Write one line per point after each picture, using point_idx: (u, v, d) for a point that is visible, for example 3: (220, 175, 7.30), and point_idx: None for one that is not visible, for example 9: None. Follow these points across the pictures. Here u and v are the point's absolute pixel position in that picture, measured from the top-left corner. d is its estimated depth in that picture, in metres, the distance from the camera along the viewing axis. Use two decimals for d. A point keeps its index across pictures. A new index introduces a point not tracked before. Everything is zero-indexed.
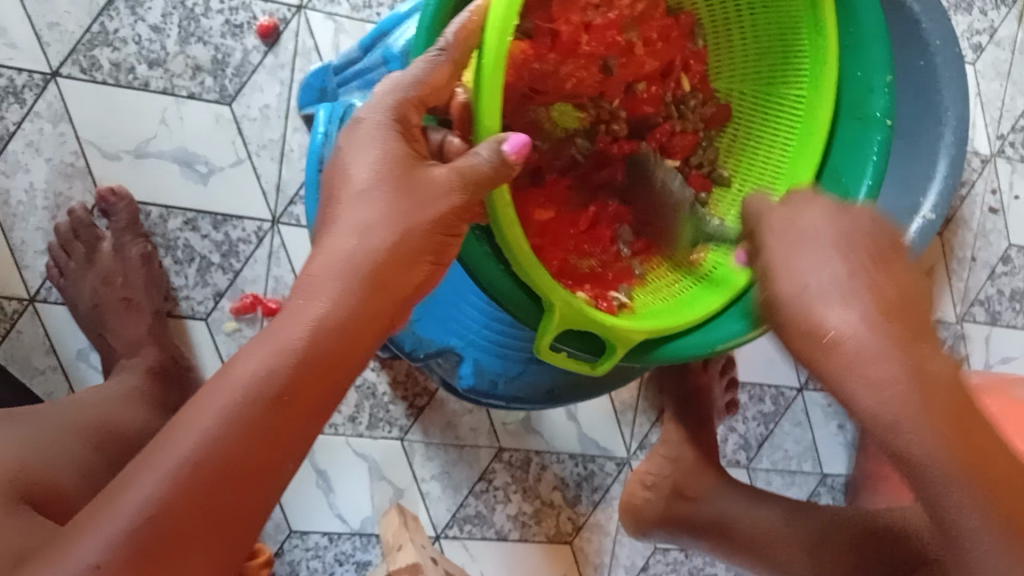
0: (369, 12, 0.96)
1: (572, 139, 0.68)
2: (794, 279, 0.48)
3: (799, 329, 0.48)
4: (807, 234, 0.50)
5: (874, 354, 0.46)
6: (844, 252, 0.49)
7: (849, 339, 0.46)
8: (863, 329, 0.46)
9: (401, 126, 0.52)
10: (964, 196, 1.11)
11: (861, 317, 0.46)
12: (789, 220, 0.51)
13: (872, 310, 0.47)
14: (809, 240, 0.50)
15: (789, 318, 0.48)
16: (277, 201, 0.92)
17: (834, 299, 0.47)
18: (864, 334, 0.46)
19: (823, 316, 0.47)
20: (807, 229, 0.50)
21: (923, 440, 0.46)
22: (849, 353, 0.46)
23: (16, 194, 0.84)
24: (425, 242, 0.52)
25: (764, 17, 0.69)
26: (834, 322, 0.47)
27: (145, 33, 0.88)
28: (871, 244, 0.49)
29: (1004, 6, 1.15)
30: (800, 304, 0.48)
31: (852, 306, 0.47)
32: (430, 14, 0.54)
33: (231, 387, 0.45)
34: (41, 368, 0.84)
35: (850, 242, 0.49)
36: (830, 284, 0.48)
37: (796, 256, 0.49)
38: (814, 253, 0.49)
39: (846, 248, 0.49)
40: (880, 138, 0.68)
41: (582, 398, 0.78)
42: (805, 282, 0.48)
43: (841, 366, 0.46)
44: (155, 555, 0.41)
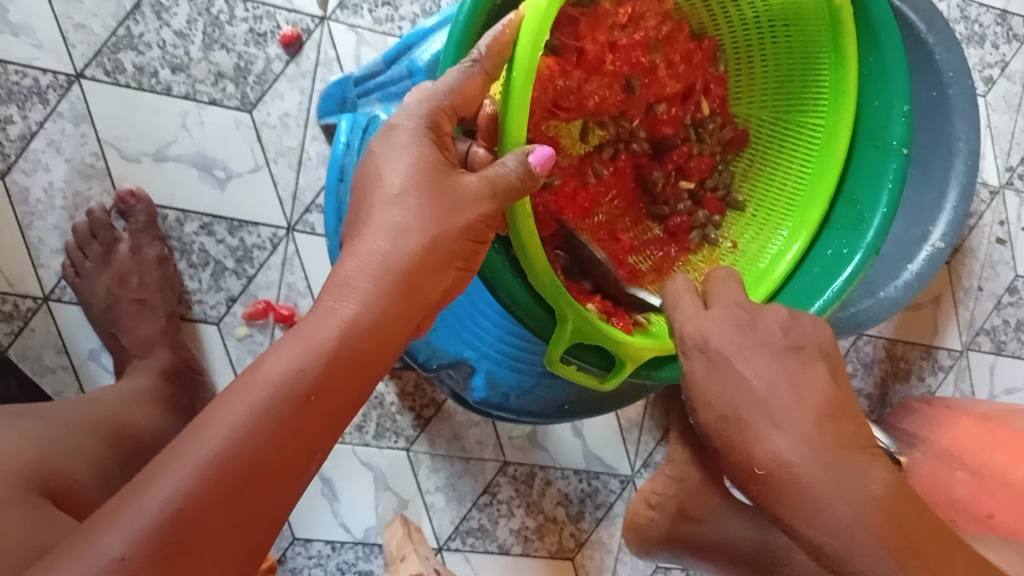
0: (391, 25, 0.97)
1: (596, 152, 0.69)
2: (724, 398, 0.50)
3: (738, 451, 0.50)
4: (725, 353, 0.51)
5: (812, 472, 0.48)
6: (775, 360, 0.50)
7: (786, 467, 0.48)
8: (793, 450, 0.48)
9: (434, 133, 0.53)
10: (973, 227, 1.12)
11: (797, 439, 0.48)
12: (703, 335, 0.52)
13: (804, 429, 0.48)
14: (723, 360, 0.51)
15: (727, 435, 0.50)
16: (293, 208, 0.92)
17: (763, 422, 0.49)
18: (796, 456, 0.48)
19: (761, 441, 0.49)
20: (723, 347, 0.51)
21: (865, 554, 0.47)
22: (786, 477, 0.48)
23: (35, 192, 0.85)
24: (457, 247, 0.52)
25: (784, 46, 0.70)
26: (772, 449, 0.48)
27: (169, 37, 0.89)
28: None
29: (1017, 41, 1.16)
30: (737, 433, 0.50)
31: (784, 431, 0.48)
32: (462, 29, 0.55)
33: (260, 385, 0.46)
34: (52, 366, 0.85)
35: (778, 351, 0.51)
36: (758, 404, 0.49)
37: (718, 379, 0.51)
38: (745, 367, 0.50)
39: (775, 357, 0.51)
40: (896, 166, 0.69)
41: (593, 414, 0.79)
42: (737, 401, 0.50)
43: (781, 486, 0.48)
44: (180, 551, 0.41)
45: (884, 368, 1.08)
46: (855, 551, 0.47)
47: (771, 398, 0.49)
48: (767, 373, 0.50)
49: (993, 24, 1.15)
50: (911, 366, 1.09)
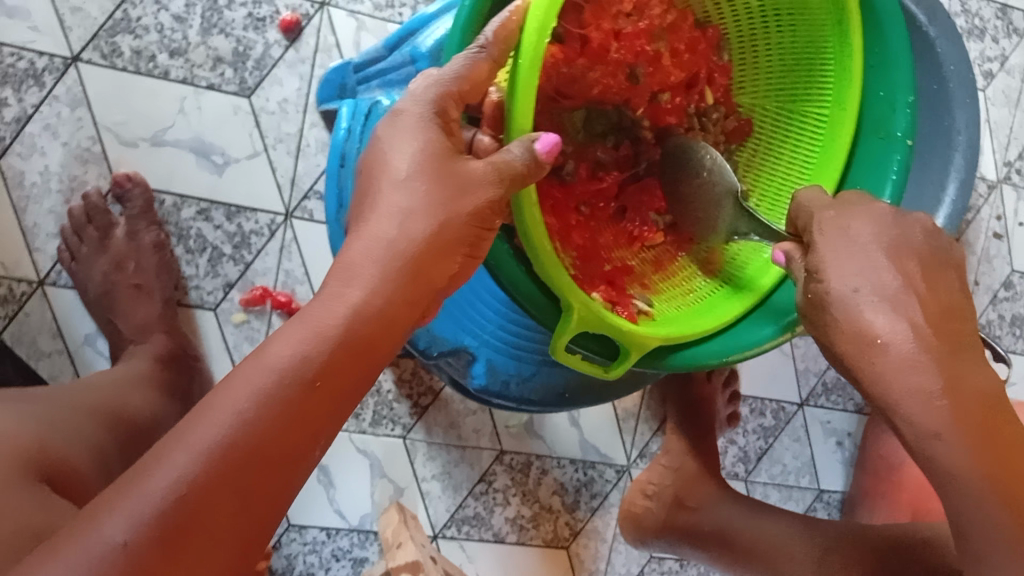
0: (391, 11, 0.97)
1: (602, 139, 0.70)
2: (843, 281, 0.51)
3: (846, 332, 0.51)
4: (862, 239, 0.52)
5: (914, 357, 0.49)
6: (893, 259, 0.52)
7: (892, 346, 0.50)
8: (901, 333, 0.50)
9: (440, 119, 0.52)
10: (969, 221, 1.12)
11: (906, 324, 0.50)
12: (842, 227, 0.53)
13: (913, 319, 0.50)
14: (864, 258, 0.52)
15: (838, 316, 0.51)
16: (291, 194, 0.92)
17: (874, 308, 0.50)
18: (901, 335, 0.50)
19: (869, 320, 0.50)
20: (861, 243, 0.52)
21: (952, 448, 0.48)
22: (890, 358, 0.50)
23: (31, 175, 0.84)
24: (464, 233, 0.52)
25: (790, 35, 0.69)
26: (877, 331, 0.50)
27: (168, 21, 0.88)
28: (912, 255, 0.52)
29: (1017, 35, 1.16)
30: (850, 315, 0.51)
31: (895, 316, 0.50)
32: (465, 16, 0.54)
33: (264, 369, 0.45)
34: (47, 351, 0.84)
35: (896, 249, 0.52)
36: (875, 290, 0.51)
37: (845, 260, 0.52)
38: (866, 256, 0.52)
39: (893, 255, 0.52)
40: (900, 157, 0.69)
41: (591, 402, 0.78)
42: (853, 288, 0.51)
43: (887, 364, 0.50)
44: (184, 533, 0.41)
45: None
46: (944, 440, 0.48)
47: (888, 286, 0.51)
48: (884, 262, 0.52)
49: (993, 18, 1.15)
50: None
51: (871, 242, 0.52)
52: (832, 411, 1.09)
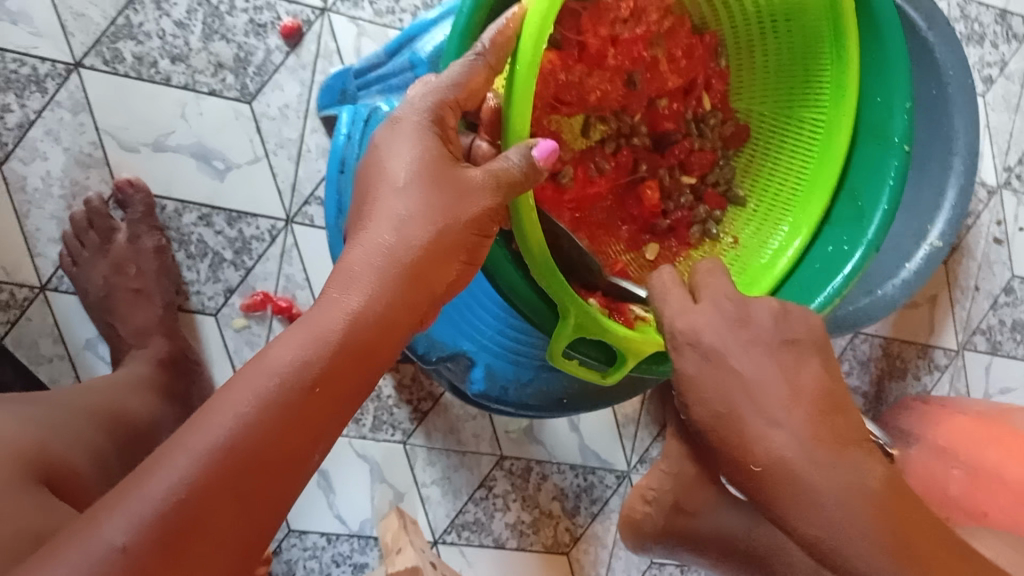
0: (392, 18, 0.97)
1: (601, 146, 0.69)
2: (718, 397, 0.53)
3: (730, 449, 0.52)
4: (733, 349, 0.53)
5: (803, 466, 0.50)
6: (771, 361, 0.53)
7: (780, 460, 0.50)
8: (789, 445, 0.51)
9: (438, 127, 0.53)
10: (970, 226, 1.12)
11: (788, 434, 0.51)
12: (701, 331, 0.54)
13: (796, 429, 0.51)
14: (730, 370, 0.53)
15: (724, 433, 0.52)
16: (292, 200, 0.92)
17: (757, 419, 0.52)
18: (793, 450, 0.50)
19: (753, 437, 0.51)
20: (713, 348, 0.53)
21: (857, 548, 0.49)
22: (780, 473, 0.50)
23: (33, 181, 0.85)
24: (463, 238, 0.52)
25: (786, 41, 0.70)
26: (763, 448, 0.51)
27: (169, 27, 0.89)
28: (792, 355, 0.54)
29: (1017, 41, 1.16)
30: (732, 432, 0.52)
31: (776, 428, 0.51)
32: (464, 22, 0.55)
33: (266, 372, 0.46)
34: (48, 356, 0.84)
35: (774, 352, 0.53)
36: (758, 404, 0.52)
37: (717, 375, 0.53)
38: (744, 363, 0.53)
39: (769, 354, 0.53)
40: (897, 162, 0.68)
41: (589, 408, 0.79)
42: (727, 404, 0.52)
43: (779, 479, 0.50)
44: (183, 536, 0.41)
45: (880, 365, 1.08)
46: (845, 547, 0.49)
47: (767, 396, 0.52)
48: (763, 366, 0.53)
49: (992, 24, 1.15)
50: (908, 364, 1.10)
51: (730, 350, 0.53)
52: None
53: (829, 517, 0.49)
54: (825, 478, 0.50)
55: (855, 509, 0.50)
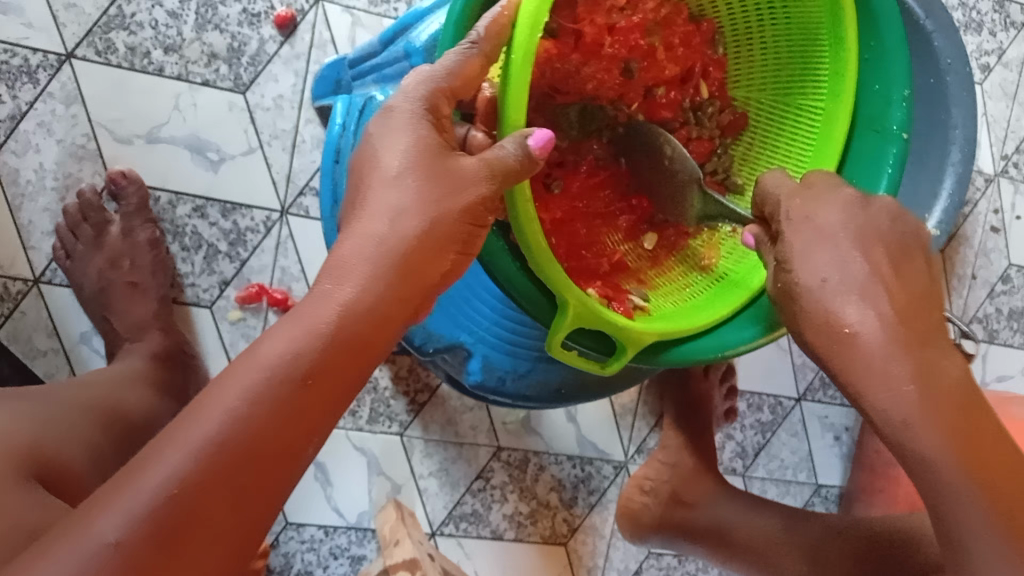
0: (386, 7, 0.96)
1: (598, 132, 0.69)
2: (811, 274, 0.52)
3: (814, 320, 0.51)
4: (830, 231, 0.52)
5: (887, 352, 0.50)
6: (860, 250, 0.52)
7: (865, 336, 0.50)
8: (873, 322, 0.50)
9: (432, 115, 0.52)
10: (967, 215, 1.12)
11: (875, 314, 0.50)
12: (806, 216, 0.53)
13: (884, 311, 0.51)
14: (835, 250, 0.52)
15: (808, 309, 0.52)
16: (286, 192, 0.92)
17: (843, 296, 0.51)
18: (874, 327, 0.50)
19: (838, 311, 0.51)
20: (823, 229, 0.52)
21: (927, 442, 0.49)
22: (862, 349, 0.50)
23: (25, 173, 0.84)
24: (456, 230, 0.52)
25: (785, 29, 0.69)
26: (847, 321, 0.50)
27: (162, 17, 0.88)
28: (880, 244, 0.53)
29: (1014, 28, 1.16)
30: (818, 302, 0.51)
31: (866, 305, 0.51)
32: (459, 10, 0.54)
33: (258, 367, 0.45)
34: (42, 349, 0.84)
35: (864, 240, 0.52)
36: (843, 282, 0.51)
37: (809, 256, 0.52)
38: (831, 249, 0.52)
39: (864, 245, 0.52)
40: (896, 151, 0.69)
41: (589, 399, 0.78)
42: (822, 279, 0.51)
43: (858, 355, 0.50)
44: (177, 532, 0.41)
45: None
46: (914, 431, 0.49)
47: (860, 276, 0.51)
48: (849, 258, 0.52)
49: (990, 12, 1.15)
50: None
51: (835, 226, 0.52)
52: (830, 406, 1.09)
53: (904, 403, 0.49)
54: (907, 363, 0.50)
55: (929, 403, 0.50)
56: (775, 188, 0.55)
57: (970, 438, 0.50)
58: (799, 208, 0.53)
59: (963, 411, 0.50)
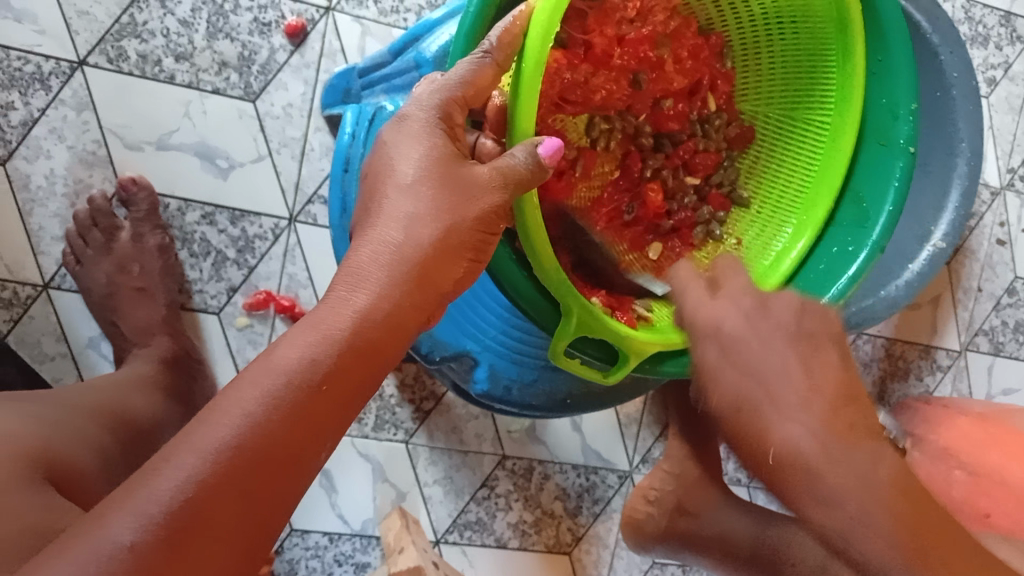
0: (396, 17, 0.97)
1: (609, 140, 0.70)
2: (734, 387, 0.49)
3: (746, 438, 0.49)
4: (741, 338, 0.50)
5: (823, 466, 0.47)
6: (788, 353, 0.49)
7: (797, 452, 0.47)
8: (809, 438, 0.47)
9: (445, 123, 0.53)
10: (973, 227, 1.12)
11: (806, 428, 0.47)
12: (715, 326, 0.51)
13: (816, 421, 0.47)
14: (748, 356, 0.49)
15: (734, 422, 0.49)
16: (295, 199, 0.92)
17: (776, 414, 0.48)
18: (811, 444, 0.47)
19: (768, 429, 0.48)
20: (732, 336, 0.50)
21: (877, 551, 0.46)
22: (797, 464, 0.47)
23: (36, 178, 0.85)
24: (469, 237, 0.52)
25: (793, 43, 0.70)
26: (777, 436, 0.48)
27: (174, 26, 0.89)
28: (798, 346, 0.49)
29: (1020, 42, 1.16)
30: (748, 417, 0.49)
31: (798, 419, 0.47)
32: (471, 20, 0.55)
33: (273, 371, 0.45)
34: (51, 354, 0.84)
35: (783, 341, 0.49)
36: (771, 395, 0.48)
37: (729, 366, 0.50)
38: (754, 359, 0.49)
39: (788, 350, 0.49)
40: (902, 164, 0.68)
41: (594, 409, 0.79)
42: (749, 387, 0.49)
43: (790, 474, 0.47)
44: (191, 534, 0.41)
45: (883, 366, 1.08)
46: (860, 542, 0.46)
47: (784, 382, 0.48)
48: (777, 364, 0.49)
49: (996, 25, 1.15)
50: (911, 364, 1.10)
51: (743, 331, 0.50)
52: None
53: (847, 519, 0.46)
54: (841, 471, 0.47)
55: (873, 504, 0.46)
56: (684, 286, 0.54)
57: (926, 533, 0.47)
58: (708, 315, 0.51)
59: (914, 506, 0.47)
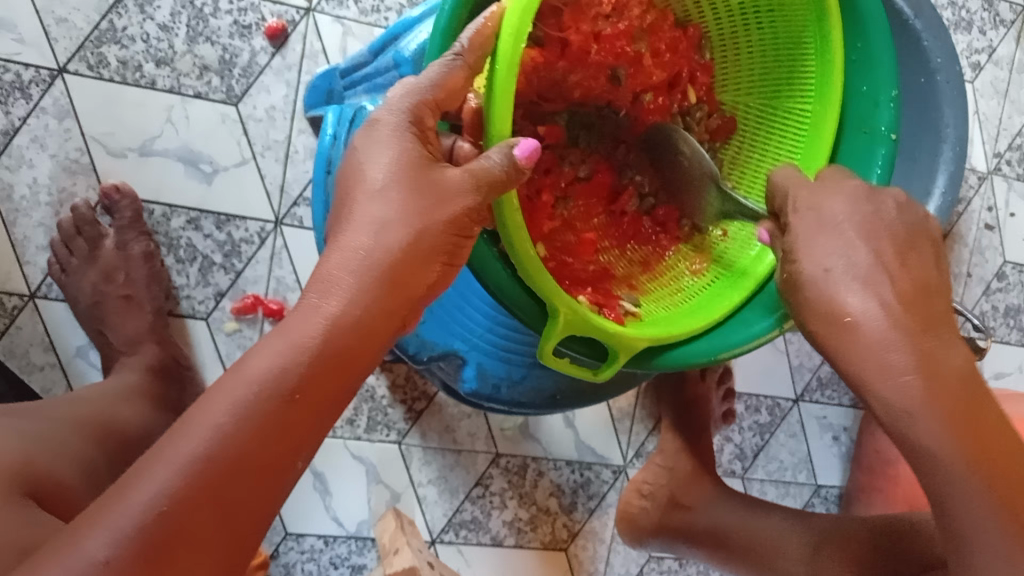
0: (377, 16, 0.97)
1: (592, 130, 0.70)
2: (815, 263, 0.51)
3: (819, 311, 0.51)
4: (834, 221, 0.52)
5: (885, 341, 0.50)
6: (863, 241, 0.52)
7: (864, 326, 0.50)
8: (875, 309, 0.50)
9: (416, 127, 0.53)
10: (961, 213, 1.12)
11: (878, 302, 0.50)
12: (814, 207, 0.53)
13: (889, 300, 0.50)
14: (838, 239, 0.52)
15: (812, 299, 0.51)
16: (280, 202, 0.92)
17: (844, 287, 0.50)
18: (876, 317, 0.50)
19: (842, 299, 0.50)
20: (831, 216, 0.52)
21: (929, 430, 0.49)
22: (863, 335, 0.50)
23: (19, 189, 0.84)
24: (441, 241, 0.52)
25: (772, 33, 0.69)
26: (851, 308, 0.50)
27: (153, 31, 0.88)
28: (886, 237, 0.52)
29: (1004, 26, 1.16)
30: (822, 293, 0.51)
31: (867, 292, 0.50)
32: (445, 20, 0.54)
33: (243, 383, 0.45)
34: (38, 364, 0.84)
35: (872, 229, 0.52)
36: (849, 272, 0.51)
37: (816, 245, 0.52)
38: (834, 239, 0.52)
39: (870, 236, 0.52)
40: (884, 152, 0.69)
41: (581, 405, 0.79)
42: (825, 268, 0.51)
43: (858, 345, 0.50)
44: (166, 549, 0.41)
45: None
46: (913, 418, 0.49)
47: (858, 264, 0.51)
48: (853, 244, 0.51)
49: (979, 10, 1.15)
50: None
51: (843, 219, 0.52)
52: (827, 406, 1.09)
53: (905, 391, 0.49)
54: (902, 350, 0.49)
55: (929, 382, 0.49)
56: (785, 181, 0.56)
57: (976, 423, 0.50)
58: (810, 200, 0.54)
59: (964, 395, 0.50)
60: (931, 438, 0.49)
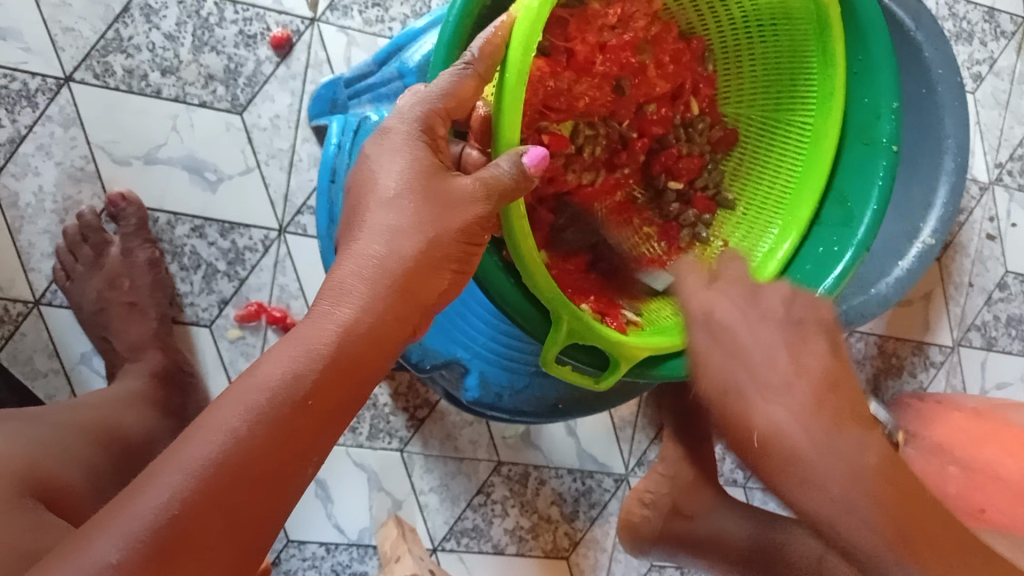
0: (381, 26, 0.97)
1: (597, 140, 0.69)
2: (719, 375, 0.49)
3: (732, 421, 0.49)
4: (729, 327, 0.50)
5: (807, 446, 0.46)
6: (772, 340, 0.48)
7: (777, 436, 0.47)
8: (790, 418, 0.47)
9: (427, 135, 0.53)
10: (962, 223, 1.12)
11: (793, 409, 0.47)
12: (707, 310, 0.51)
13: (802, 404, 0.47)
14: (738, 348, 0.49)
15: (721, 406, 0.49)
16: (284, 210, 0.92)
17: (763, 395, 0.48)
18: (791, 427, 0.46)
19: (753, 412, 0.47)
20: (723, 321, 0.50)
21: (858, 533, 0.45)
22: (781, 446, 0.46)
23: (25, 196, 0.85)
24: (452, 248, 0.52)
25: (773, 46, 0.70)
26: (765, 417, 0.47)
27: (159, 40, 0.89)
28: (786, 331, 0.49)
29: (1005, 37, 1.17)
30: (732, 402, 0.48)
31: (779, 401, 0.47)
32: (450, 31, 0.55)
33: (256, 388, 0.46)
34: (43, 371, 0.84)
35: (778, 329, 0.49)
36: (759, 383, 0.48)
37: (720, 352, 0.49)
38: (740, 343, 0.49)
39: (777, 334, 0.49)
40: (885, 163, 0.68)
41: (583, 414, 0.79)
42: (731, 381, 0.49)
43: (774, 457, 0.47)
44: (176, 552, 0.41)
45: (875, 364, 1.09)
46: (842, 523, 0.46)
47: (769, 368, 0.48)
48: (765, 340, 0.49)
49: (980, 21, 1.15)
50: (903, 362, 1.10)
51: (741, 321, 0.50)
52: None
53: (829, 499, 0.46)
54: (825, 456, 0.46)
55: (855, 482, 0.46)
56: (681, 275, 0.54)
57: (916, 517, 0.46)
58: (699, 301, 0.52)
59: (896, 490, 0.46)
60: (862, 543, 0.45)
